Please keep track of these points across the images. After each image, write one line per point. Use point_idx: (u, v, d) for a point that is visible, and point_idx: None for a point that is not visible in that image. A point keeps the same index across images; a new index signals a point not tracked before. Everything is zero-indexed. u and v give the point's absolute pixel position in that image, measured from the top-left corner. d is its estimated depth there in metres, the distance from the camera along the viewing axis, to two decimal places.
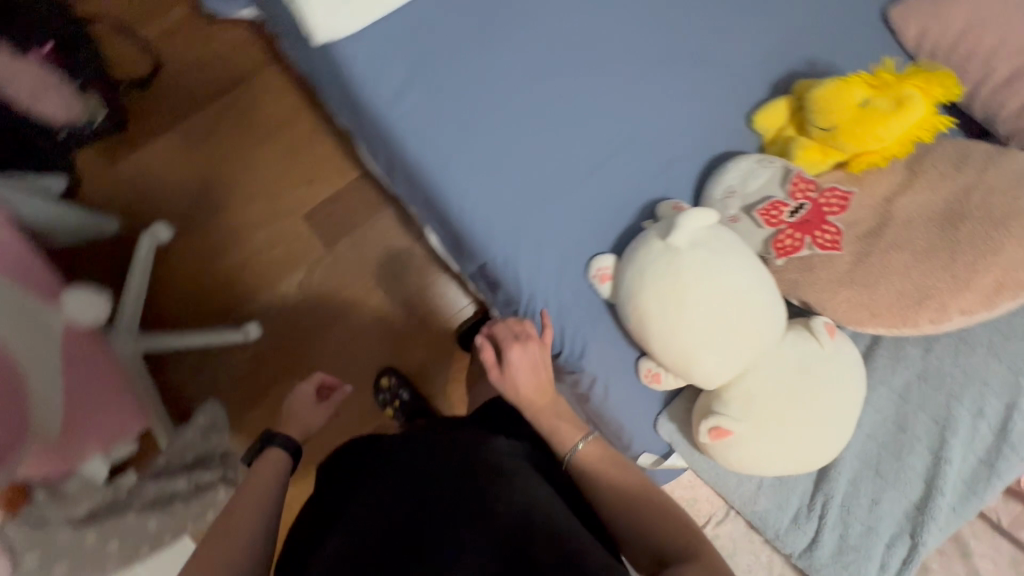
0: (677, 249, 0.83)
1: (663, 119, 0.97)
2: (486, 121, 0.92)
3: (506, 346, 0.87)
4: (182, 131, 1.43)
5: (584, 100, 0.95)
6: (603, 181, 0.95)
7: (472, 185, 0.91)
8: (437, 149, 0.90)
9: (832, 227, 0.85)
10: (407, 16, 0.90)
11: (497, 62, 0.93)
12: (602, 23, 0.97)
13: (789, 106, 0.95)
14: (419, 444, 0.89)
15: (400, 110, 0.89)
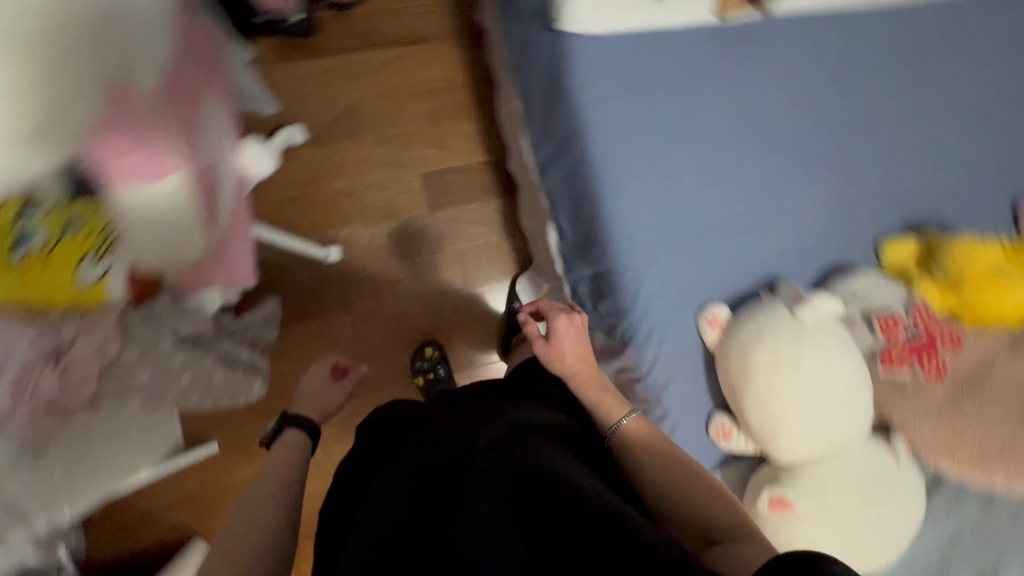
0: (803, 323, 0.89)
1: (811, 214, 1.04)
2: (662, 152, 0.99)
3: (554, 315, 0.95)
4: (352, 57, 1.51)
5: (752, 169, 1.02)
6: (741, 246, 1.02)
7: (629, 201, 0.98)
8: (612, 158, 0.98)
9: (940, 359, 0.91)
10: (637, 34, 0.96)
11: (693, 104, 1.00)
12: (799, 108, 1.02)
13: (919, 248, 1.02)
14: (433, 419, 0.78)
15: (595, 112, 0.97)
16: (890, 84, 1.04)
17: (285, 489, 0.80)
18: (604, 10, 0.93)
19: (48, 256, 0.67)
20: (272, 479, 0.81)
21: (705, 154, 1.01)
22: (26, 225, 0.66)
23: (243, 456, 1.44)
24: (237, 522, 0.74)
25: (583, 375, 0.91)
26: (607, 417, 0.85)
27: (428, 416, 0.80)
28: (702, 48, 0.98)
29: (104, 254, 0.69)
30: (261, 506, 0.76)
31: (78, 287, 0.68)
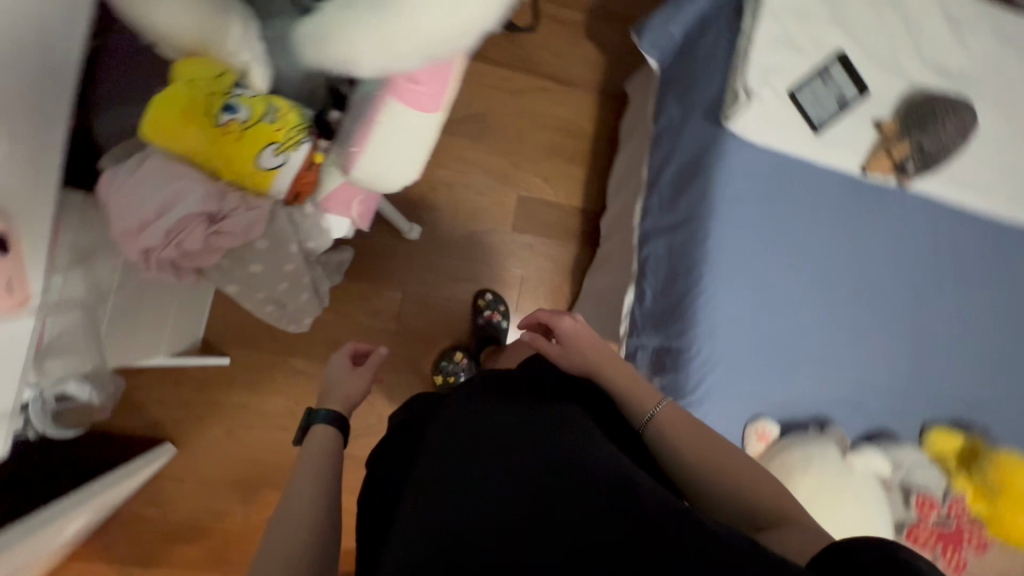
0: (851, 470, 0.93)
1: (882, 376, 1.08)
2: (774, 264, 1.04)
3: (555, 319, 0.74)
4: (502, 70, 1.59)
5: (846, 313, 1.06)
6: (811, 377, 1.05)
7: (728, 295, 1.02)
8: (729, 251, 1.02)
9: (961, 556, 0.95)
10: (792, 155, 1.03)
11: (815, 233, 1.05)
12: (903, 279, 1.08)
13: (964, 443, 1.05)
14: (438, 433, 0.63)
15: (729, 205, 1.03)
16: (984, 291, 1.11)
17: (316, 517, 0.61)
18: (771, 126, 1.01)
19: (244, 132, 0.70)
20: (305, 497, 0.62)
21: (811, 281, 1.05)
22: (235, 100, 0.70)
23: (247, 381, 1.41)
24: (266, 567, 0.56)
25: (609, 365, 0.71)
26: (636, 409, 0.67)
27: (434, 428, 0.65)
28: (840, 192, 1.05)
29: (286, 149, 0.73)
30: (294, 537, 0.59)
31: (255, 168, 0.72)
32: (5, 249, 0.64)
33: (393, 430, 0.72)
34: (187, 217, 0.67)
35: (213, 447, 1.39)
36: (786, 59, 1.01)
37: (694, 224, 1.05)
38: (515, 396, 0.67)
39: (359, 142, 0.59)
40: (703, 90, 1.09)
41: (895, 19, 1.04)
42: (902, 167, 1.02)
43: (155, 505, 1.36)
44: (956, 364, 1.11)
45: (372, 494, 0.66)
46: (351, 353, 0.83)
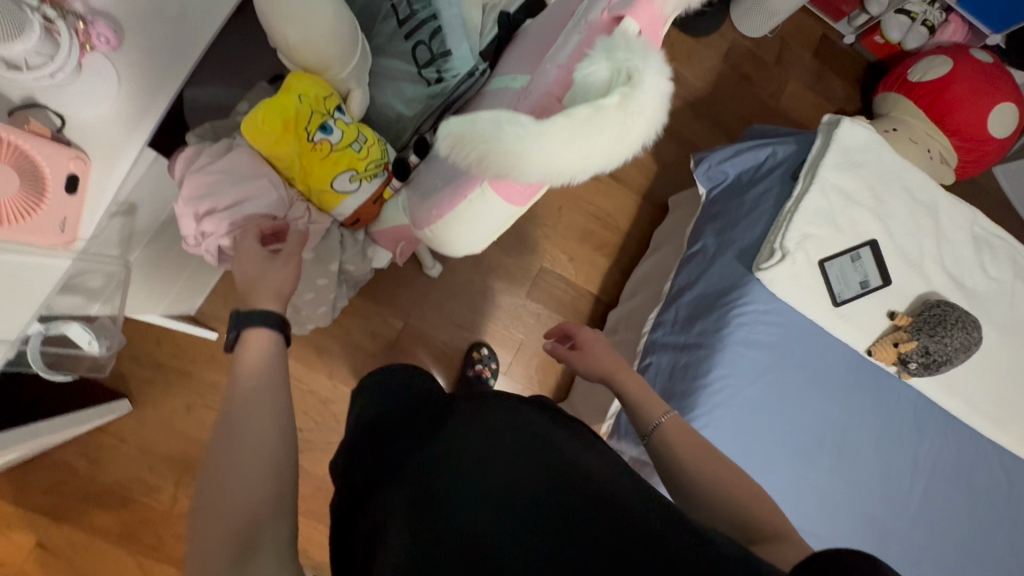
0: None
1: (861, 536, 1.07)
2: (784, 387, 1.07)
3: (575, 328, 0.77)
4: None
5: (840, 454, 1.08)
6: (797, 505, 1.05)
7: (735, 406, 1.04)
8: (744, 365, 1.06)
9: None
10: (820, 299, 1.07)
11: (826, 368, 1.09)
12: (896, 441, 1.10)
13: None
14: (426, 428, 0.58)
15: (754, 322, 1.07)
16: (962, 490, 1.13)
17: (277, 481, 0.46)
18: (794, 284, 1.06)
19: (329, 153, 0.75)
20: (252, 446, 0.46)
21: (815, 414, 1.07)
22: (332, 122, 0.74)
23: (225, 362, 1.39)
24: (214, 545, 0.42)
25: (624, 371, 0.72)
26: (643, 416, 0.67)
27: (421, 425, 0.60)
28: (850, 353, 1.09)
29: (360, 178, 0.77)
30: (250, 498, 0.44)
31: (329, 187, 0.77)
32: (73, 188, 0.67)
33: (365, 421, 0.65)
34: (255, 215, 0.71)
35: (169, 418, 1.35)
36: (823, 231, 1.08)
37: (716, 333, 1.08)
38: (506, 398, 0.62)
39: (443, 209, 0.63)
40: (739, 235, 1.16)
41: (927, 227, 1.13)
42: (905, 362, 1.06)
43: (88, 460, 1.30)
44: (922, 552, 1.10)
45: (352, 494, 0.56)
46: (258, 231, 0.70)
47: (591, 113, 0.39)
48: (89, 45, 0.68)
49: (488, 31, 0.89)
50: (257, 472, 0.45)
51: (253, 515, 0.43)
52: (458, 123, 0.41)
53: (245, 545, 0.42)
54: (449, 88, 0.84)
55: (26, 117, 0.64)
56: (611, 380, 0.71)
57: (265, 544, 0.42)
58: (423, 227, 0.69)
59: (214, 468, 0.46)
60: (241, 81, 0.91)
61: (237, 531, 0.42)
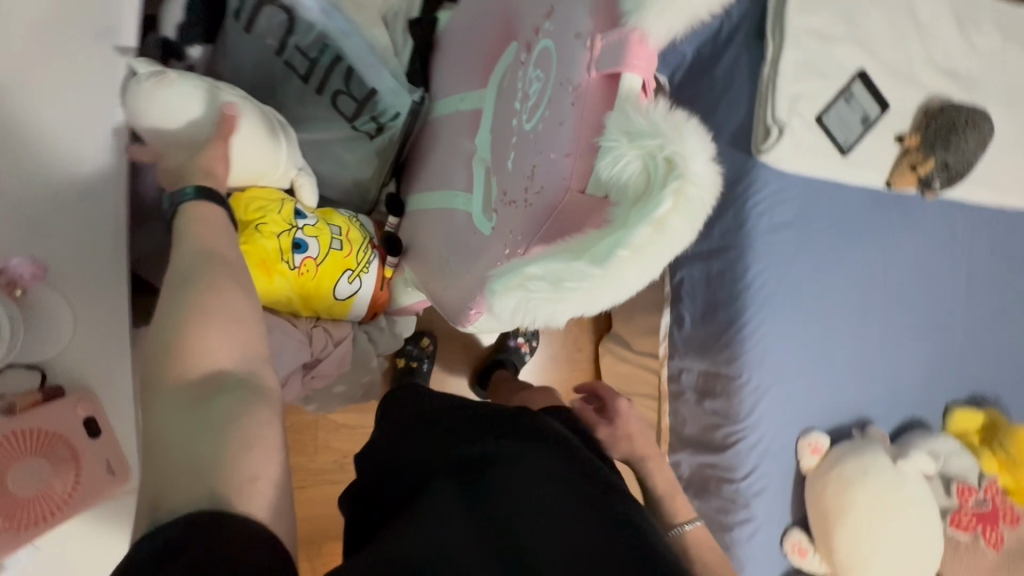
0: (903, 474, 1.01)
1: (911, 351, 1.15)
2: (805, 228, 1.06)
3: (610, 397, 0.80)
4: None
5: (861, 277, 1.10)
6: (812, 330, 1.08)
7: (758, 249, 1.04)
8: (765, 216, 1.04)
9: (998, 532, 1.03)
10: (831, 163, 1.04)
11: (841, 196, 1.07)
12: (920, 257, 1.14)
13: (982, 420, 1.17)
14: (470, 435, 0.57)
15: (773, 176, 1.03)
16: (986, 270, 1.20)
17: (242, 338, 0.47)
18: (799, 154, 1.02)
19: (318, 269, 0.69)
20: (206, 295, 0.47)
21: (834, 243, 1.08)
22: (302, 235, 0.67)
23: (296, 442, 1.30)
24: (174, 385, 0.43)
25: (652, 463, 0.76)
26: None
27: (455, 438, 0.57)
28: (868, 191, 1.08)
29: (359, 274, 0.73)
30: (214, 355, 0.45)
31: (334, 300, 0.72)
32: (96, 432, 0.62)
33: (391, 429, 0.65)
34: (288, 372, 0.69)
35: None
36: (810, 84, 1.02)
37: (737, 201, 1.06)
38: (561, 429, 0.60)
39: (478, 302, 0.59)
40: (725, 120, 1.07)
41: (908, 30, 1.06)
42: (928, 184, 1.05)
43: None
44: (965, 339, 1.20)
45: (373, 503, 0.57)
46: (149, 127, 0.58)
47: (653, 231, 0.33)
48: (19, 288, 0.59)
49: (399, 48, 0.79)
50: (221, 319, 0.47)
51: (218, 364, 0.45)
52: (505, 292, 0.35)
53: (209, 390, 0.43)
54: (399, 128, 0.76)
55: (5, 400, 0.58)
56: (636, 462, 0.76)
57: (228, 386, 0.43)
58: (461, 320, 0.65)
59: (172, 319, 0.46)
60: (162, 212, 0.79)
61: (197, 378, 0.44)
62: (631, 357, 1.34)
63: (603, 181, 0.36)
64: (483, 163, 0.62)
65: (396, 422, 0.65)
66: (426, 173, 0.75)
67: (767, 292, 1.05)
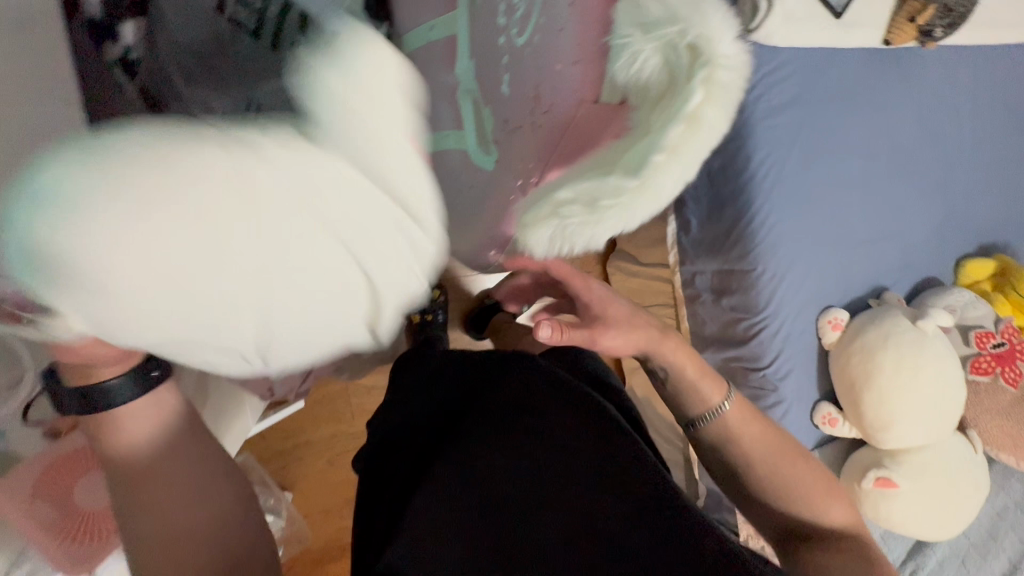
0: (926, 333, 1.04)
1: (921, 212, 1.15)
2: (802, 107, 1.02)
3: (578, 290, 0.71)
4: None
5: (863, 147, 1.07)
6: (818, 211, 1.06)
7: (757, 134, 1.00)
8: (762, 97, 0.99)
9: (1017, 369, 1.07)
10: (827, 28, 0.98)
11: (837, 66, 1.02)
12: (923, 113, 1.11)
13: (994, 266, 1.18)
14: (474, 393, 0.60)
15: (769, 52, 0.97)
16: (990, 116, 1.17)
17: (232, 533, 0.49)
18: (792, 25, 0.95)
19: None
20: (186, 509, 0.46)
21: (831, 118, 1.04)
22: None
23: (331, 410, 1.32)
24: None
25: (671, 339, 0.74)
26: None
27: (462, 395, 0.61)
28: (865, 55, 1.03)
29: None
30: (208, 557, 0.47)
31: None
32: None
33: (404, 384, 0.67)
34: None
35: (321, 478, 1.32)
36: None
37: None
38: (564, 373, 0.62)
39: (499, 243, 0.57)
40: None
41: None
42: (928, 35, 1.03)
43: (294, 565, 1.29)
44: (973, 191, 1.19)
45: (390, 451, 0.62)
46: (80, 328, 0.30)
47: (687, 127, 0.30)
48: None
49: None
50: (209, 521, 0.47)
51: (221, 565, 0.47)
52: (537, 222, 0.34)
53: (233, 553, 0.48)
54: None
55: (48, 424, 0.59)
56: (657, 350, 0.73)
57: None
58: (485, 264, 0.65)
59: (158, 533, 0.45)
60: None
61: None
62: (641, 270, 1.34)
63: (620, 83, 0.35)
64: None
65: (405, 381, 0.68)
66: None
67: (772, 176, 1.02)
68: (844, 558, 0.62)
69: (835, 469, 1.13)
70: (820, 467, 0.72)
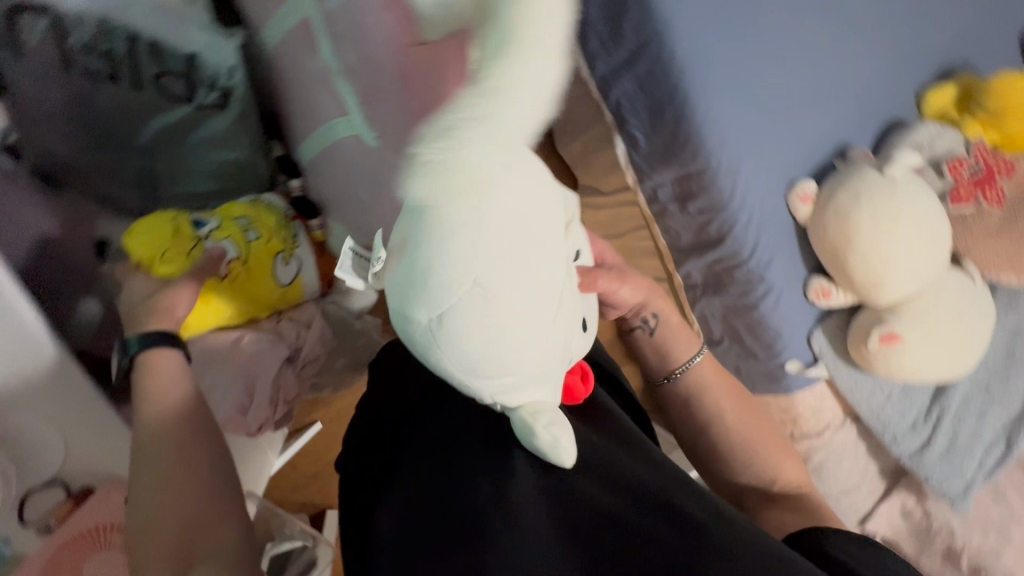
0: (894, 179, 1.00)
1: (868, 55, 1.09)
2: None
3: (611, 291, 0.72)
4: None
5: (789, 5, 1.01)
6: (760, 85, 1.02)
7: (676, 25, 0.95)
8: None
9: (998, 187, 1.03)
10: None
11: None
12: None
13: (956, 90, 1.14)
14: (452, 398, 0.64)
15: None
16: None
17: (209, 492, 0.57)
18: None
19: (246, 266, 0.73)
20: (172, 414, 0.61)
21: None
22: (213, 242, 0.70)
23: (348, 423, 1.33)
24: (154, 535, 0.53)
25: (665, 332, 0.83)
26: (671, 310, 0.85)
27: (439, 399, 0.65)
28: None
29: (291, 254, 0.78)
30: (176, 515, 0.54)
31: (278, 287, 0.78)
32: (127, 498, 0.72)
33: (379, 415, 0.71)
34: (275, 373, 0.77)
35: None
36: None
37: None
38: None
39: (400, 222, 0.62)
40: None
41: None
42: None
43: None
44: (919, 16, 1.12)
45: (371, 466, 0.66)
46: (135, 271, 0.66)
47: (519, 11, 0.34)
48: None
49: None
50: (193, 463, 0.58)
51: (191, 515, 0.55)
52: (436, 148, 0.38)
53: (197, 506, 0.56)
54: (240, 84, 0.77)
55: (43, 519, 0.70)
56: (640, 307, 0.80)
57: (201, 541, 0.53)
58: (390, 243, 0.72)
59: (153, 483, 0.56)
60: (88, 266, 0.74)
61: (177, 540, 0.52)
62: (606, 202, 1.31)
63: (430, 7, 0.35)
64: (338, 74, 0.54)
65: (384, 399, 0.72)
66: (300, 119, 0.67)
67: (700, 63, 0.97)
68: (795, 513, 0.74)
69: (841, 339, 1.12)
70: (768, 427, 0.83)
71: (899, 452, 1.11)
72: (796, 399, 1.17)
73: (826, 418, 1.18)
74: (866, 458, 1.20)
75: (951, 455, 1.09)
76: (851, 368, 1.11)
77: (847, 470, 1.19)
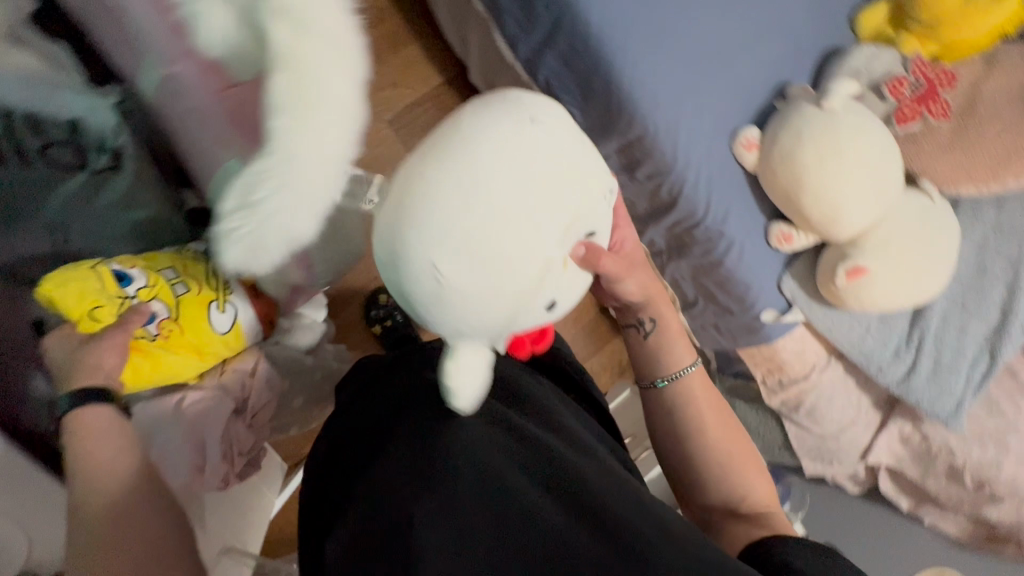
0: (833, 111, 0.98)
1: None
2: None
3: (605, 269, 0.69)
4: None
5: None
6: (683, 39, 0.99)
7: None
8: None
9: (942, 100, 1.02)
10: None
11: None
12: None
13: (888, 7, 1.10)
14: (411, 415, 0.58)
15: None
16: None
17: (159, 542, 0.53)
18: None
19: (180, 323, 0.76)
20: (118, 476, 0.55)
21: None
22: (139, 300, 0.72)
23: None
24: None
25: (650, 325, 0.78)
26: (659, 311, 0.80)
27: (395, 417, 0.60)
28: None
29: (225, 300, 0.81)
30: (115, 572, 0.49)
31: (219, 334, 0.81)
32: None
33: (337, 445, 0.67)
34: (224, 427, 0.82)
35: None
36: None
37: None
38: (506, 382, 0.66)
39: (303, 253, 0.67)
40: None
41: None
42: None
43: None
44: None
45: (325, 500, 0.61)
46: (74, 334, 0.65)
47: (294, 79, 0.38)
48: None
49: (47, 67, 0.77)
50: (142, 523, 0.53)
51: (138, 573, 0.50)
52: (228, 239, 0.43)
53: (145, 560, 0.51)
54: (129, 142, 0.81)
55: None
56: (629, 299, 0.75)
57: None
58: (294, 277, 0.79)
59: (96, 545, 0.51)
60: (29, 347, 0.67)
61: None
62: None
63: (211, 48, 0.44)
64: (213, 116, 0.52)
65: (344, 427, 0.68)
66: (200, 165, 0.65)
67: (618, 26, 0.95)
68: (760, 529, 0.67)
69: (811, 280, 1.11)
70: (745, 439, 0.76)
71: (887, 383, 1.10)
72: (778, 347, 1.16)
73: (810, 360, 1.16)
74: (856, 393, 1.19)
75: (938, 376, 1.08)
76: (825, 307, 1.10)
77: (840, 408, 1.18)
